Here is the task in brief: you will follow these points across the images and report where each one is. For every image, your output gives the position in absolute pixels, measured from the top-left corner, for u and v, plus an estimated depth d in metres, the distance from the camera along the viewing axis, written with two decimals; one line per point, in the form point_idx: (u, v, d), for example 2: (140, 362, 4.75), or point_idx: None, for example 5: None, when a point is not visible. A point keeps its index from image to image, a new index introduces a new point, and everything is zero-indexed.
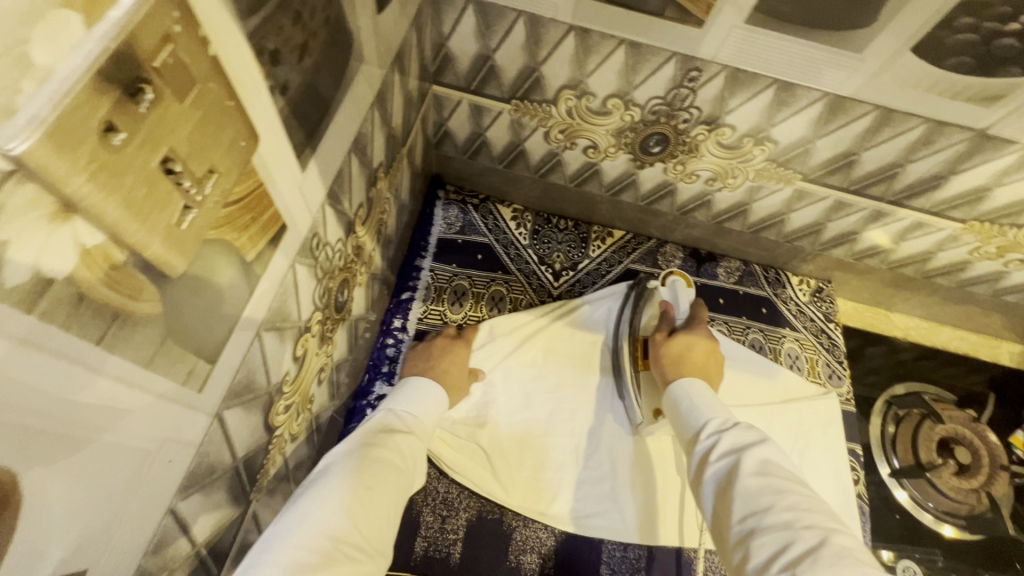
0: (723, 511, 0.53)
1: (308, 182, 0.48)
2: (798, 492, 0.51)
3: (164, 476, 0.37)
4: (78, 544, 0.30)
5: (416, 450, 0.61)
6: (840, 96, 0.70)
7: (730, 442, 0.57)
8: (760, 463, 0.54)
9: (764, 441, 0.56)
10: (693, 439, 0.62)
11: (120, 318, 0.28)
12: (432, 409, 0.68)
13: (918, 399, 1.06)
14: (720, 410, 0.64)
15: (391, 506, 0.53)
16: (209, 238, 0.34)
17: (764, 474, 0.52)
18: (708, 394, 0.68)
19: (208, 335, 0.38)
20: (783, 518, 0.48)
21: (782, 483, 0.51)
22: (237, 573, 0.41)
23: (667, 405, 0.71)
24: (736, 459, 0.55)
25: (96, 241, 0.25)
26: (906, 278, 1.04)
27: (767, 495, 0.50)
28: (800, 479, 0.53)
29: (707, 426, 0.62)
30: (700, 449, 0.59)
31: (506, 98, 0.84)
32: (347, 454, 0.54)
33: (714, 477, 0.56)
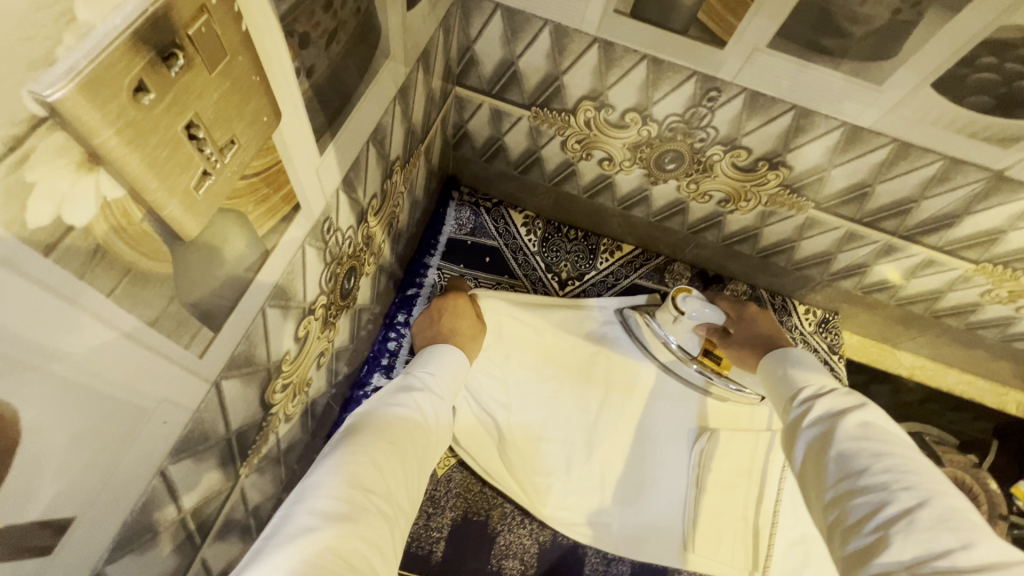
0: (816, 469, 0.52)
1: (325, 166, 0.49)
2: (903, 456, 0.49)
3: (159, 436, 0.38)
4: (71, 490, 0.31)
5: (439, 410, 0.62)
6: (857, 126, 0.70)
7: (826, 407, 0.56)
8: (858, 426, 0.52)
9: (864, 406, 0.54)
10: (787, 403, 0.61)
11: (132, 273, 0.29)
12: (454, 372, 0.69)
13: (919, 440, 1.05)
14: (821, 374, 0.62)
15: (415, 461, 0.55)
16: (223, 208, 0.35)
17: (863, 437, 0.51)
18: (813, 360, 0.65)
19: (214, 302, 0.39)
20: (881, 480, 0.47)
21: (884, 446, 0.50)
22: (276, 522, 0.43)
23: (763, 371, 0.68)
24: (832, 422, 0.53)
25: (116, 195, 0.26)
26: (915, 316, 1.03)
27: (865, 457, 0.49)
28: (909, 445, 0.51)
29: (800, 391, 0.60)
30: (796, 413, 0.58)
31: (527, 104, 0.86)
32: (372, 411, 0.56)
33: (809, 436, 0.55)
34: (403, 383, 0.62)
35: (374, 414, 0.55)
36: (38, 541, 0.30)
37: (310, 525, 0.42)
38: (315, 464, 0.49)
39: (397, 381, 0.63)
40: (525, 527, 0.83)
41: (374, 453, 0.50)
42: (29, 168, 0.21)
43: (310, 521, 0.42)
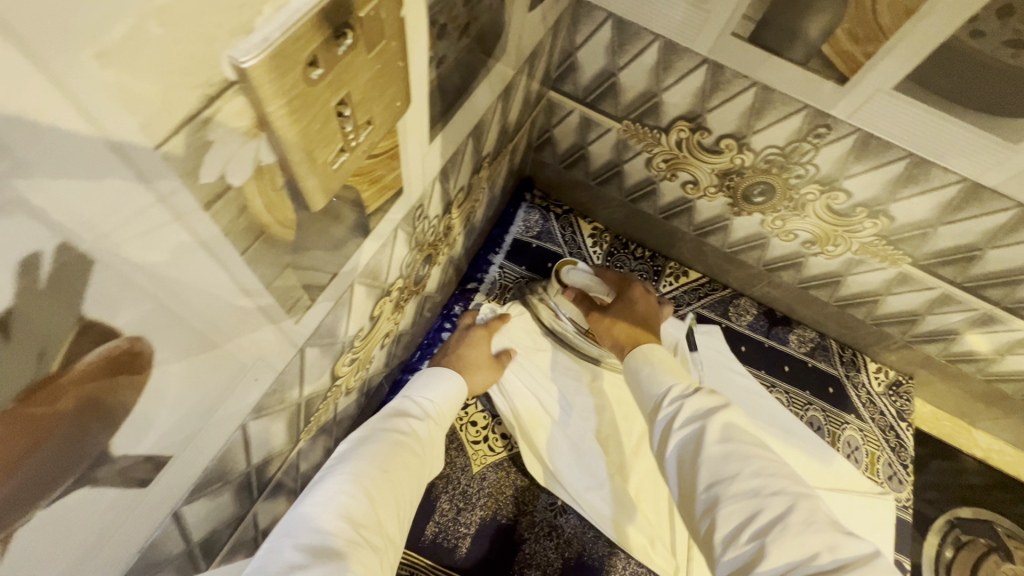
0: (687, 481, 0.50)
1: (431, 155, 0.50)
2: (764, 457, 0.49)
3: (248, 392, 0.40)
4: (174, 433, 0.33)
5: (427, 440, 0.63)
6: (979, 184, 0.65)
7: (695, 408, 0.53)
8: (724, 428, 0.51)
9: (726, 405, 0.53)
10: (653, 408, 0.57)
11: (264, 236, 0.31)
12: (446, 399, 0.70)
13: (988, 528, 0.97)
14: (682, 374, 0.59)
15: (409, 489, 0.55)
16: (346, 184, 0.36)
17: (730, 440, 0.49)
18: (664, 355, 0.63)
19: (317, 274, 0.40)
20: (751, 486, 0.46)
21: (749, 449, 0.49)
22: (261, 557, 0.43)
23: (627, 369, 0.64)
24: (700, 425, 0.52)
25: (269, 161, 0.27)
26: (1003, 395, 0.95)
27: (734, 461, 0.48)
28: (763, 442, 0.51)
29: (666, 394, 0.56)
30: (661, 421, 0.55)
31: (619, 117, 0.85)
32: (361, 442, 0.56)
33: (679, 442, 0.52)
34: (393, 411, 0.63)
35: (365, 444, 0.55)
36: (140, 474, 0.32)
37: (297, 562, 0.42)
38: (302, 500, 0.48)
39: (389, 409, 0.63)
40: (552, 539, 0.86)
41: (367, 484, 0.50)
42: (212, 128, 0.23)
43: (298, 558, 0.42)
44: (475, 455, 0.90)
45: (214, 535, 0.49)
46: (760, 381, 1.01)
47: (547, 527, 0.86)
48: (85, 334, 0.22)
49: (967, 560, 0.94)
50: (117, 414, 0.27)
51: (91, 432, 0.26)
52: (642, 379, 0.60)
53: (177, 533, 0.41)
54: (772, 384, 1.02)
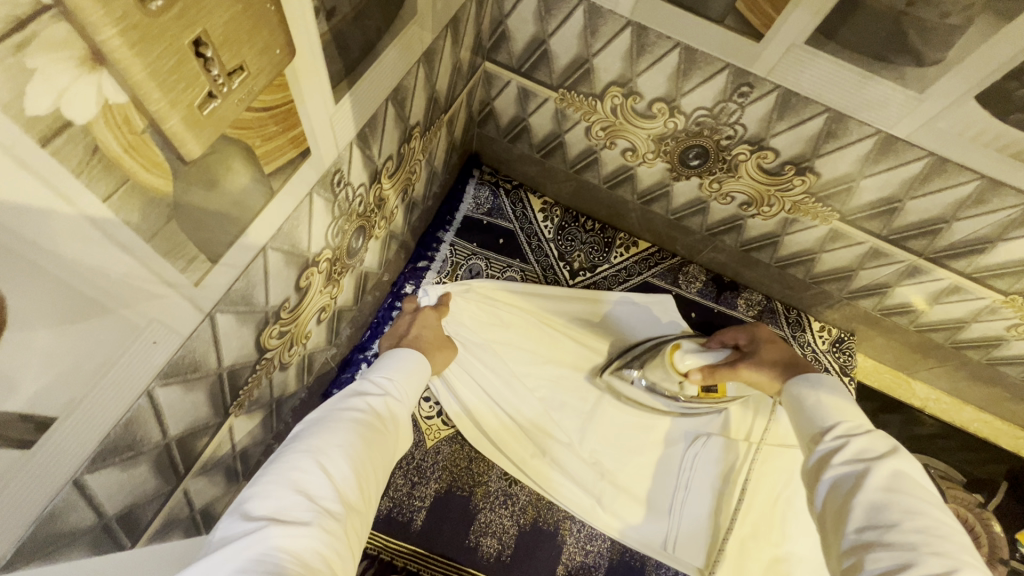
0: (838, 512, 0.50)
1: (340, 116, 0.50)
2: (935, 517, 0.46)
3: (147, 355, 0.39)
4: (54, 392, 0.32)
5: (397, 412, 0.62)
6: (892, 136, 0.68)
7: (860, 449, 0.52)
8: (892, 476, 0.49)
9: (899, 454, 0.51)
10: (812, 437, 0.57)
11: (130, 183, 0.30)
12: (412, 376, 0.66)
13: (922, 472, 1.02)
14: (851, 412, 0.57)
15: (375, 461, 0.55)
16: (227, 135, 0.35)
17: (897, 491, 0.48)
18: (839, 388, 0.60)
19: (215, 233, 0.40)
20: (912, 539, 0.45)
21: (916, 502, 0.47)
22: (219, 532, 0.44)
23: (789, 393, 0.63)
24: (866, 467, 0.50)
25: (118, 100, 0.27)
26: (935, 345, 0.99)
27: (898, 512, 0.46)
28: (941, 503, 0.48)
29: (828, 427, 0.56)
30: (821, 449, 0.55)
31: (555, 85, 0.85)
32: (321, 419, 0.55)
33: (835, 478, 0.51)
34: (357, 388, 0.61)
35: (326, 420, 0.54)
36: (18, 434, 0.31)
37: (247, 532, 0.43)
38: (260, 473, 0.49)
39: (351, 387, 0.61)
40: (507, 508, 0.87)
41: (321, 460, 0.49)
42: (29, 54, 0.22)
43: (248, 529, 0.43)
44: (429, 430, 0.90)
45: (134, 509, 0.48)
46: None
47: (502, 496, 0.88)
48: None
49: None
50: None
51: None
52: (806, 405, 0.60)
53: (84, 503, 0.40)
54: None
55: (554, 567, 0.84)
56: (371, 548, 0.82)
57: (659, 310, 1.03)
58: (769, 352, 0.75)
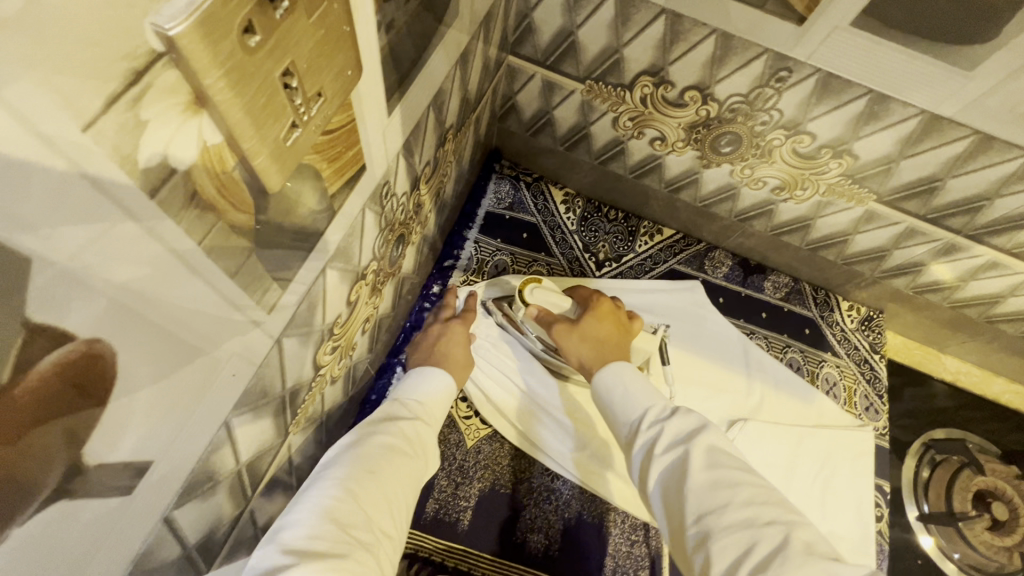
0: (676, 513, 0.50)
1: (391, 128, 0.48)
2: (752, 483, 0.49)
3: (227, 389, 0.38)
4: (151, 437, 0.32)
5: (425, 437, 0.61)
6: (938, 115, 0.66)
7: (675, 432, 0.54)
8: (707, 452, 0.51)
9: (706, 427, 0.53)
10: (632, 434, 0.57)
11: (221, 223, 0.29)
12: (440, 398, 0.66)
13: (961, 446, 1.02)
14: (656, 396, 0.60)
15: (403, 486, 0.53)
16: (303, 162, 0.34)
17: (715, 467, 0.50)
18: (636, 375, 0.63)
19: (286, 260, 0.39)
20: (744, 516, 0.46)
21: (731, 473, 0.49)
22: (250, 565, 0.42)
23: (597, 391, 0.64)
24: (684, 451, 0.51)
25: (215, 141, 0.26)
26: (968, 320, 0.99)
27: (723, 490, 0.48)
28: (750, 464, 0.51)
29: (645, 417, 0.57)
30: (640, 449, 0.55)
31: (581, 77, 0.83)
32: (351, 445, 0.54)
33: (663, 472, 0.52)
34: (386, 411, 0.61)
35: (357, 444, 0.54)
36: (121, 481, 0.31)
37: (282, 564, 0.41)
38: (293, 503, 0.48)
39: (382, 410, 0.61)
40: (551, 503, 0.87)
41: (353, 487, 0.49)
42: (144, 106, 0.21)
43: (283, 559, 0.41)
44: (468, 430, 0.90)
45: (210, 536, 0.48)
46: (739, 330, 1.03)
47: (545, 492, 0.88)
48: (34, 340, 0.21)
49: (942, 478, 0.98)
50: (74, 429, 0.25)
51: (45, 448, 0.24)
52: (614, 401, 0.61)
53: (171, 537, 0.40)
54: (752, 331, 1.04)
55: (601, 560, 0.85)
56: (421, 551, 0.82)
57: (691, 301, 1.04)
58: (588, 328, 0.74)
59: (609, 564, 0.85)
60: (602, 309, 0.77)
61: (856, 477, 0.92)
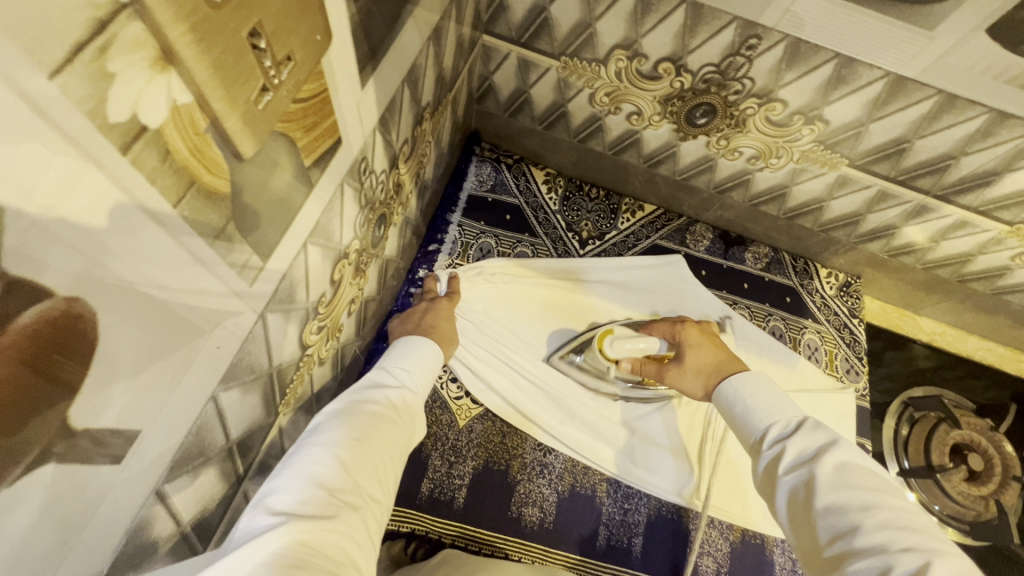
0: (806, 527, 0.48)
1: (366, 101, 0.49)
2: (893, 508, 0.46)
3: (212, 362, 0.39)
4: (138, 406, 0.32)
5: (413, 404, 0.62)
6: (901, 77, 0.68)
7: (800, 448, 0.52)
8: (838, 470, 0.49)
9: (837, 444, 0.51)
10: (756, 446, 0.56)
11: (195, 187, 0.29)
12: (428, 368, 0.67)
13: (936, 402, 1.04)
14: (782, 406, 0.58)
15: (392, 451, 0.55)
16: (276, 130, 0.35)
17: (845, 486, 0.47)
18: (756, 382, 0.62)
19: (265, 231, 0.39)
20: (877, 541, 0.43)
21: (868, 496, 0.46)
22: (239, 525, 0.44)
23: (720, 404, 0.64)
24: (810, 468, 0.50)
25: (185, 101, 0.26)
26: (941, 280, 1.02)
27: (855, 513, 0.45)
28: (893, 488, 0.48)
29: (768, 431, 0.56)
30: (766, 459, 0.54)
31: (556, 54, 0.84)
32: (339, 411, 0.55)
33: (787, 487, 0.51)
34: (374, 380, 0.61)
35: (344, 411, 0.55)
36: (110, 449, 0.31)
37: (268, 526, 0.42)
38: (280, 468, 0.49)
39: (369, 378, 0.62)
40: (544, 476, 0.89)
41: (341, 453, 0.50)
42: (110, 58, 0.21)
43: (268, 523, 0.43)
44: (460, 410, 0.91)
45: (204, 515, 0.48)
46: (722, 300, 1.04)
47: (538, 466, 0.90)
48: (13, 294, 0.21)
49: (921, 434, 1.01)
50: (59, 392, 0.25)
51: (29, 411, 0.24)
52: (736, 412, 0.61)
53: (164, 512, 0.40)
54: (734, 302, 1.06)
55: (595, 529, 0.87)
56: (419, 529, 0.82)
57: (672, 273, 1.05)
58: (694, 359, 0.74)
59: (604, 532, 0.87)
60: (694, 334, 0.77)
61: (838, 437, 0.95)
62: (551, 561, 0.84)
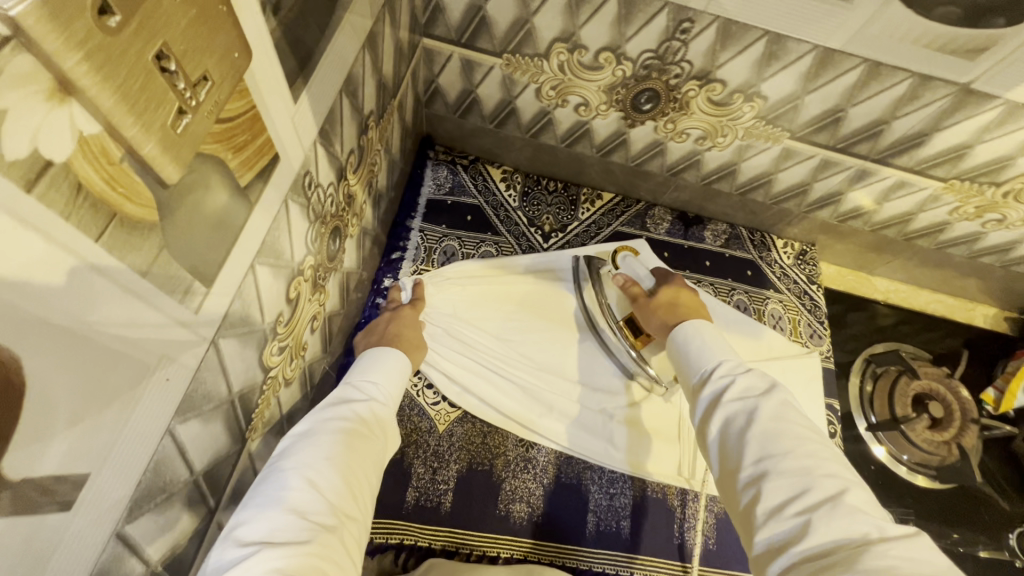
0: (733, 449, 0.52)
1: (301, 116, 0.48)
2: (816, 440, 0.51)
3: (163, 394, 0.38)
4: (82, 447, 0.31)
5: (383, 416, 0.62)
6: (829, 49, 0.71)
7: (745, 386, 0.57)
8: (777, 406, 0.53)
9: (778, 387, 0.56)
10: (701, 381, 0.61)
11: (118, 218, 0.29)
12: (398, 377, 0.67)
13: (897, 356, 1.09)
14: (730, 353, 0.63)
15: (365, 467, 0.54)
16: (202, 152, 0.34)
17: (782, 418, 0.52)
18: (715, 334, 0.66)
19: (205, 256, 0.38)
20: (802, 464, 0.48)
21: (798, 429, 0.51)
22: (212, 560, 0.43)
23: (673, 345, 0.69)
24: (754, 402, 0.54)
25: (93, 131, 0.25)
26: (889, 241, 1.06)
27: (786, 440, 0.50)
28: (817, 428, 0.53)
29: (715, 369, 0.60)
30: (709, 391, 0.58)
31: (498, 51, 0.84)
32: (307, 433, 0.54)
33: (728, 413, 0.55)
34: (342, 396, 0.61)
35: (312, 432, 0.54)
36: (57, 496, 0.30)
37: (241, 558, 0.42)
38: (250, 498, 0.48)
39: (337, 394, 0.61)
40: (529, 472, 0.89)
41: (312, 475, 0.49)
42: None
43: (241, 555, 0.42)
44: (438, 415, 0.91)
45: (177, 552, 0.47)
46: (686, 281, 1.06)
47: (521, 462, 0.90)
48: None
49: (884, 388, 1.06)
50: None
51: None
52: (690, 352, 0.65)
53: (130, 554, 0.39)
54: (698, 281, 1.08)
55: (584, 517, 0.88)
56: (408, 539, 0.82)
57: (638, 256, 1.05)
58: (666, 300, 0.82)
59: (593, 519, 0.88)
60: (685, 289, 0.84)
61: (807, 400, 0.98)
62: (543, 554, 0.84)
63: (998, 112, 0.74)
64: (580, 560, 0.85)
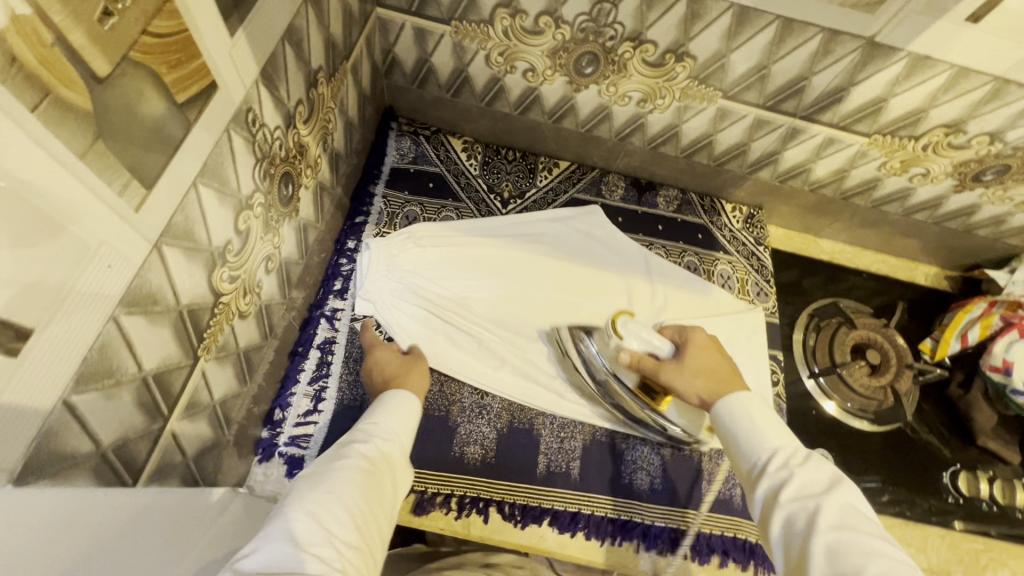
0: (801, 563, 0.52)
1: (240, 52, 0.53)
2: (888, 557, 0.50)
3: (105, 279, 0.42)
4: (25, 303, 0.36)
5: (386, 456, 0.66)
6: (743, 6, 0.77)
7: (803, 484, 0.57)
8: (841, 515, 0.53)
9: (838, 485, 0.56)
10: (754, 473, 0.61)
11: (51, 96, 0.34)
12: (404, 422, 0.73)
13: (835, 309, 1.15)
14: (777, 438, 0.63)
15: (366, 501, 0.58)
16: (130, 57, 0.39)
17: (846, 530, 0.51)
18: (764, 411, 0.67)
19: (142, 160, 0.43)
20: None
21: (869, 545, 0.50)
22: None
23: (718, 427, 0.69)
24: (816, 506, 0.54)
25: (25, 12, 0.30)
26: (828, 200, 1.12)
27: (855, 556, 0.49)
28: (889, 540, 0.52)
29: (767, 461, 0.61)
30: (765, 484, 0.59)
31: (446, 19, 0.90)
32: (310, 475, 0.59)
33: (791, 518, 0.54)
34: (347, 440, 0.67)
35: (316, 474, 0.59)
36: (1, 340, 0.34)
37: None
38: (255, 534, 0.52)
39: (343, 439, 0.67)
40: (483, 417, 0.94)
41: (311, 508, 0.53)
42: None
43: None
44: None
45: (126, 443, 0.52)
46: (639, 243, 1.12)
47: (476, 408, 0.95)
48: None
49: (825, 340, 1.11)
50: None
51: None
52: (739, 439, 0.65)
53: (77, 427, 0.44)
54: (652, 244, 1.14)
55: (535, 458, 0.93)
56: None
57: (588, 219, 1.12)
58: (693, 361, 0.82)
59: (543, 460, 0.93)
60: (703, 339, 0.86)
61: (752, 352, 1.02)
62: (495, 492, 0.89)
63: (905, 64, 0.80)
64: (530, 497, 0.90)
